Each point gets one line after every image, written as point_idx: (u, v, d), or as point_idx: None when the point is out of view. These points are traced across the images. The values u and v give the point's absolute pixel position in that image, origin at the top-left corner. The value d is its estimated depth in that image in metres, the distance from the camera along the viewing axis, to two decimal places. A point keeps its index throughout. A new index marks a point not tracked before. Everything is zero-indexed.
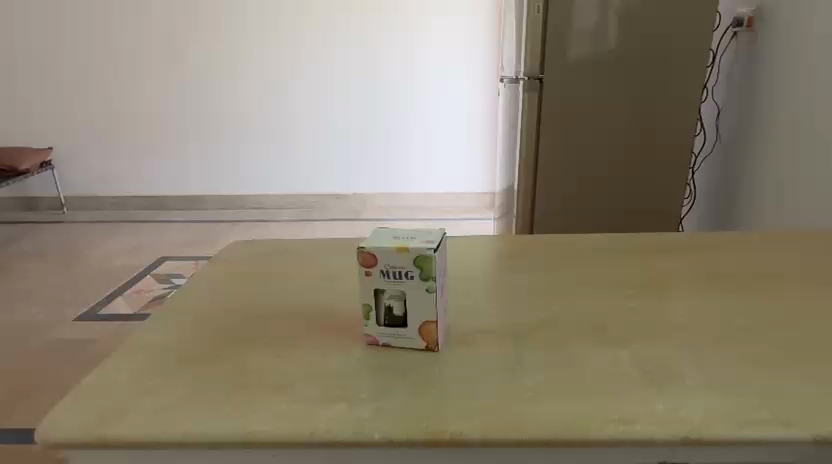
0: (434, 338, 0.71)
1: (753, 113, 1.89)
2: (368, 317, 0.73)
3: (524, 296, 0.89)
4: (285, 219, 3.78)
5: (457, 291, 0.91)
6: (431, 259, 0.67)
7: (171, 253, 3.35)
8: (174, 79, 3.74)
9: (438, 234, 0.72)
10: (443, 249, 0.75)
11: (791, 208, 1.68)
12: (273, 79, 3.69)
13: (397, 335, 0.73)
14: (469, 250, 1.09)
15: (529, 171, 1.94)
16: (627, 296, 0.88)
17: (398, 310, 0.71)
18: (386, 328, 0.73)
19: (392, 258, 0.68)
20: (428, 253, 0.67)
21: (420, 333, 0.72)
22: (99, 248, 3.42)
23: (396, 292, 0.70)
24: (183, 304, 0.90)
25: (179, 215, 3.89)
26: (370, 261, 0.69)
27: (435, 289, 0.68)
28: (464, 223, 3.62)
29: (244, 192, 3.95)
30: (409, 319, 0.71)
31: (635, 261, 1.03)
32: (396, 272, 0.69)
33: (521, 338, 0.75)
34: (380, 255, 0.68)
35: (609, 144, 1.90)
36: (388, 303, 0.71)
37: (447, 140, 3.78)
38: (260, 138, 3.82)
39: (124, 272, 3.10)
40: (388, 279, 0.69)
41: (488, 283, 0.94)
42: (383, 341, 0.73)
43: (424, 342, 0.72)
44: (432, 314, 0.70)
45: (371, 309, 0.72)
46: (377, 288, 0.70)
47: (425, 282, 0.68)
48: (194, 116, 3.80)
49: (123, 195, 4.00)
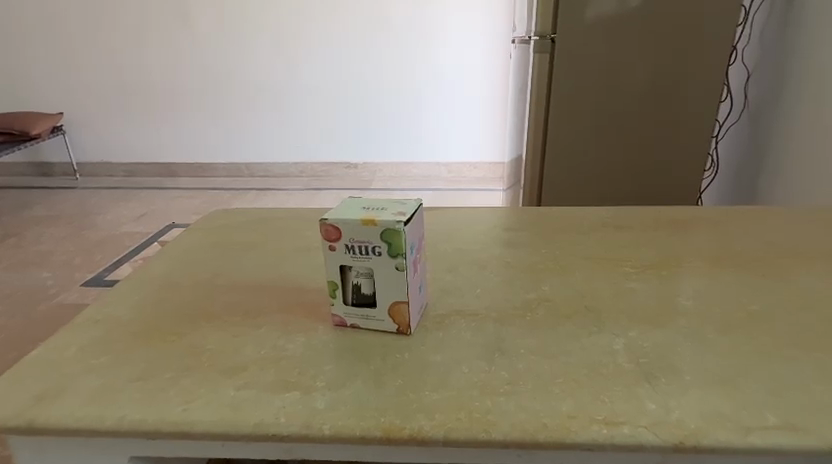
0: (406, 320, 0.65)
1: (787, 77, 1.72)
2: (334, 295, 0.66)
3: (514, 274, 0.81)
4: (294, 187, 3.73)
5: (441, 267, 0.83)
6: (401, 234, 0.59)
7: (180, 220, 3.34)
8: (179, 41, 3.63)
9: (413, 205, 0.65)
10: (420, 221, 0.67)
11: (821, 183, 1.53)
12: (280, 42, 3.57)
13: (366, 316, 0.66)
14: (460, 223, 1.01)
15: (538, 137, 1.81)
16: (630, 274, 0.80)
17: (367, 289, 0.64)
18: (354, 307, 0.66)
19: (358, 231, 0.61)
20: (397, 227, 0.59)
21: (391, 314, 0.65)
22: (110, 214, 3.43)
23: (364, 269, 0.63)
24: (149, 274, 0.84)
25: (189, 183, 3.88)
26: (334, 234, 0.62)
27: (405, 267, 0.61)
28: (475, 193, 3.53)
29: (254, 160, 3.90)
30: (378, 299, 0.64)
31: (642, 236, 0.94)
32: (363, 247, 0.61)
33: (504, 323, 0.67)
34: (344, 228, 0.61)
35: (626, 112, 1.77)
36: (355, 282, 0.64)
37: (460, 107, 3.64)
38: (268, 105, 3.74)
39: (132, 238, 3.10)
40: (354, 255, 0.62)
41: (476, 260, 0.86)
42: (351, 321, 0.67)
43: (395, 323, 0.65)
44: (404, 294, 0.63)
45: (337, 287, 0.66)
46: (343, 265, 0.63)
47: (394, 258, 0.61)
48: (203, 81, 3.72)
49: (135, 162, 3.99)
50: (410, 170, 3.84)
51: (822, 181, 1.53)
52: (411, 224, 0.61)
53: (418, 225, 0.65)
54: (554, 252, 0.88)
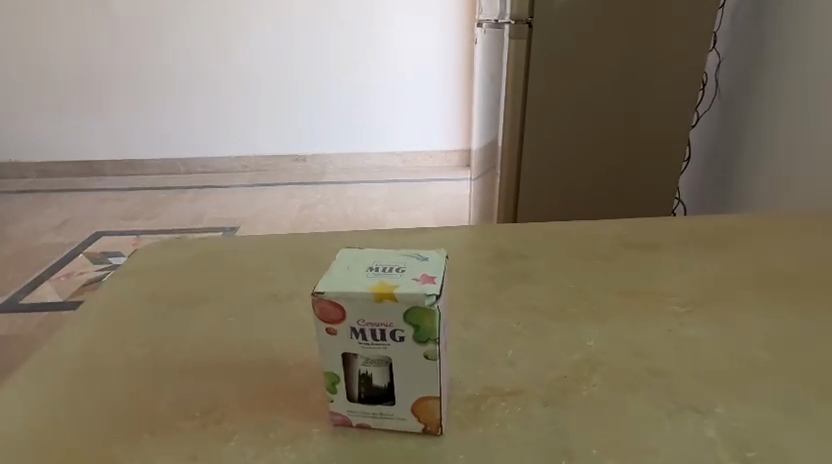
0: (435, 418, 0.48)
1: (762, 67, 1.63)
2: (333, 390, 0.48)
3: (546, 321, 0.65)
4: (237, 184, 3.42)
5: (454, 315, 0.66)
6: (432, 315, 0.42)
7: (108, 226, 2.96)
8: (97, 20, 3.22)
9: (438, 261, 0.47)
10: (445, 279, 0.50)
11: (802, 182, 1.44)
12: (214, 20, 3.23)
13: (379, 413, 0.49)
14: (463, 245, 0.84)
15: (516, 124, 1.50)
16: (680, 314, 0.66)
17: (380, 382, 0.47)
18: (362, 403, 0.48)
19: (370, 311, 0.43)
20: (428, 306, 0.42)
21: (415, 412, 0.48)
22: (23, 223, 2.99)
23: (377, 357, 0.45)
24: (62, 353, 0.61)
25: (117, 182, 3.47)
26: (335, 314, 0.44)
27: (436, 355, 0.44)
28: (433, 184, 3.36)
29: (190, 155, 3.54)
30: (397, 394, 0.47)
31: (675, 254, 0.80)
32: (377, 330, 0.44)
33: (556, 405, 0.52)
34: (350, 308, 0.43)
35: (618, 92, 1.48)
36: (363, 373, 0.47)
37: (414, 91, 3.45)
38: (204, 92, 3.39)
39: (52, 250, 2.70)
40: (364, 342, 0.45)
41: (494, 301, 0.69)
42: (358, 421, 0.49)
43: (419, 423, 0.48)
44: (434, 389, 0.46)
45: (338, 380, 0.47)
46: (347, 353, 0.46)
47: (422, 345, 0.44)
48: (128, 66, 3.32)
49: (51, 161, 3.52)
50: (363, 161, 3.60)
51: (805, 172, 1.42)
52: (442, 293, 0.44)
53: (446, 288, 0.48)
54: (583, 283, 0.73)
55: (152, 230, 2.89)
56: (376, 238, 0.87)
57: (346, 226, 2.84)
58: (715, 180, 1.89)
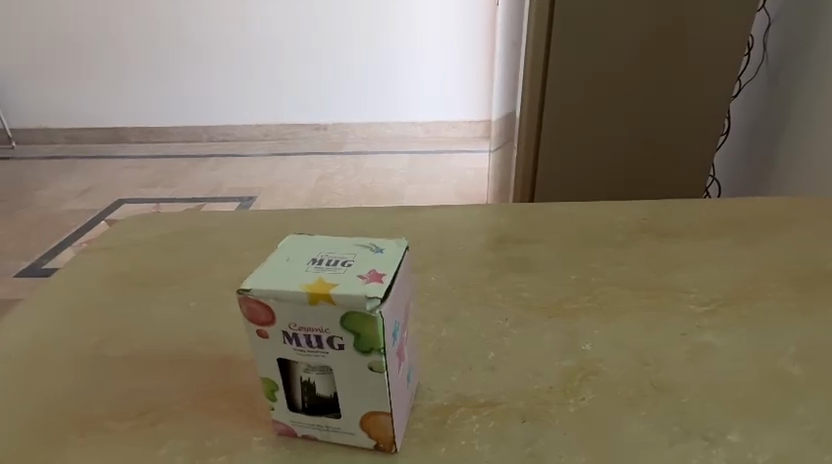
0: (388, 435, 0.42)
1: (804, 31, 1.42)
2: (273, 398, 0.42)
3: (539, 318, 0.57)
4: (257, 153, 3.39)
5: (434, 308, 0.59)
6: (374, 322, 0.36)
7: (130, 193, 2.98)
8: None
9: (395, 254, 0.40)
10: (405, 273, 0.43)
11: None
12: None
13: (325, 426, 0.43)
14: (459, 226, 0.75)
15: (536, 86, 1.29)
16: (696, 316, 0.57)
17: (323, 392, 0.41)
18: (306, 414, 0.43)
19: (303, 314, 0.37)
20: (369, 312, 0.35)
21: (364, 427, 0.42)
22: (49, 188, 3.04)
23: (317, 364, 0.39)
24: (9, 338, 0.57)
25: (140, 149, 3.49)
26: (264, 316, 0.38)
27: (382, 368, 0.38)
28: (455, 156, 3.24)
29: (211, 122, 3.51)
30: (343, 407, 0.41)
31: (699, 244, 0.70)
32: (313, 336, 0.38)
33: (537, 421, 0.45)
34: (281, 309, 0.37)
35: (660, 53, 1.25)
36: (304, 381, 0.41)
37: (439, 57, 3.30)
38: (224, 57, 3.33)
39: (76, 216, 2.74)
40: (300, 349, 0.39)
41: (483, 294, 0.61)
42: (303, 432, 0.44)
43: (370, 439, 0.42)
44: (384, 403, 0.40)
45: (276, 388, 0.42)
46: (284, 359, 0.40)
47: (365, 355, 0.38)
48: (149, 30, 3.28)
49: (77, 127, 3.55)
50: (384, 131, 3.50)
51: None
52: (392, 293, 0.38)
53: (403, 284, 0.41)
54: (588, 275, 0.64)
55: (171, 197, 2.90)
56: (364, 215, 0.79)
57: (363, 198, 2.77)
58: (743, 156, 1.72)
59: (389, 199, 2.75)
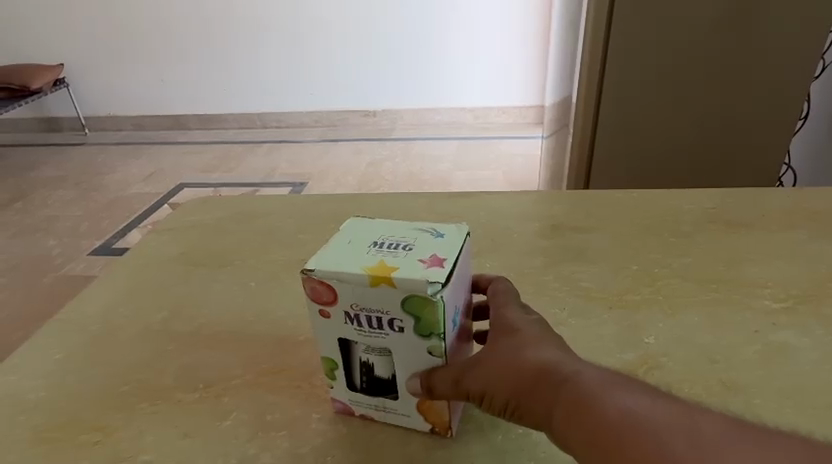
0: (444, 420, 0.42)
1: None
2: (332, 376, 0.43)
3: (598, 310, 0.55)
4: (308, 139, 3.46)
5: None
6: (435, 306, 0.36)
7: (190, 178, 3.12)
8: None
9: (456, 239, 0.39)
10: (464, 259, 0.42)
11: None
12: None
13: (382, 407, 0.43)
14: (511, 213, 0.73)
15: (596, 62, 1.23)
16: (771, 312, 0.53)
17: (382, 372, 0.42)
18: (364, 393, 0.43)
19: (365, 294, 0.37)
20: (430, 297, 0.35)
21: (421, 410, 0.42)
22: (118, 173, 3.23)
23: (376, 344, 0.40)
24: (85, 312, 0.60)
25: (199, 136, 3.65)
26: (327, 296, 0.38)
27: (442, 353, 0.39)
28: (504, 142, 3.19)
29: (264, 109, 3.62)
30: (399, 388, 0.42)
31: (775, 235, 0.65)
32: (373, 318, 0.38)
33: None
34: (343, 288, 0.37)
35: (733, 29, 1.16)
36: (364, 361, 0.42)
37: (490, 41, 3.24)
38: (278, 45, 3.41)
39: (141, 199, 2.89)
40: (362, 329, 0.39)
41: (539, 283, 0.59)
42: (360, 411, 0.44)
43: (427, 422, 0.43)
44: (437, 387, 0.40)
45: (336, 367, 0.43)
46: (345, 339, 0.41)
47: (426, 338, 0.38)
48: (208, 19, 3.40)
49: (142, 114, 3.75)
50: (432, 117, 3.49)
51: None
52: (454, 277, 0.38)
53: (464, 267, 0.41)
54: (650, 267, 0.61)
55: (228, 182, 3.01)
56: (415, 201, 0.79)
57: (413, 184, 2.77)
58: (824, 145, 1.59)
59: (437, 186, 2.74)
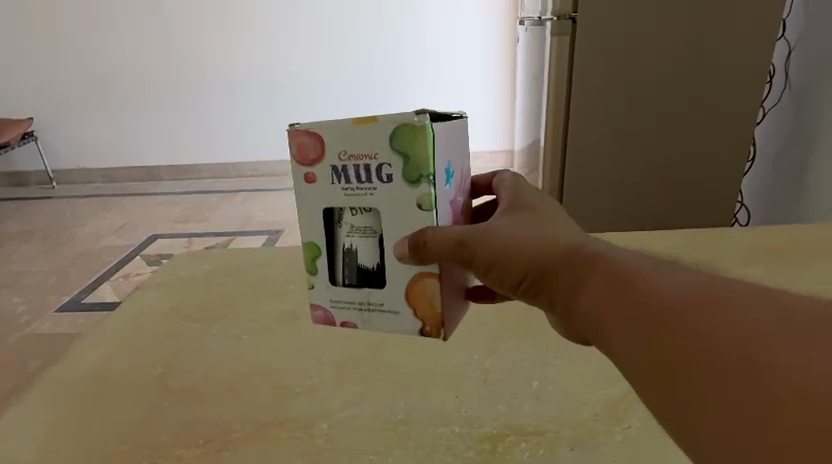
0: (429, 309, 0.49)
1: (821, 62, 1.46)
2: (320, 266, 0.50)
3: (579, 349, 0.59)
4: (284, 187, 3.50)
5: (475, 340, 0.61)
6: (419, 135, 0.44)
7: (163, 229, 3.08)
8: (157, 32, 3.42)
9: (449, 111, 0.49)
10: (462, 141, 0.51)
11: None
12: (265, 27, 3.34)
13: (367, 303, 0.50)
14: None
15: (560, 110, 1.33)
16: None
17: (366, 253, 0.50)
18: (350, 287, 0.51)
19: (353, 141, 0.46)
20: (412, 125, 0.44)
21: (409, 300, 0.49)
22: (88, 225, 3.17)
23: (360, 207, 0.48)
24: (78, 370, 0.60)
25: (172, 187, 3.63)
26: (318, 148, 0.47)
27: (428, 204, 0.46)
28: None
29: (239, 159, 3.64)
30: (386, 274, 0.49)
31: (737, 272, 0.70)
32: (359, 167, 0.46)
33: (585, 448, 0.47)
34: (337, 137, 0.46)
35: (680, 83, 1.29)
36: (350, 240, 0.50)
37: (460, 92, 3.41)
38: (253, 97, 3.50)
39: (113, 252, 2.83)
40: (351, 189, 0.48)
41: (523, 325, 0.63)
42: (343, 317, 0.51)
43: (416, 314, 0.49)
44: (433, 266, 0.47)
45: (321, 254, 0.50)
46: (331, 208, 0.49)
47: (413, 183, 0.46)
48: (184, 74, 3.49)
49: (114, 167, 3.73)
50: None
51: None
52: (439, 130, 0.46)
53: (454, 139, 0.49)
54: None
55: (203, 232, 2.98)
56: None
57: None
58: (773, 185, 1.71)
59: None
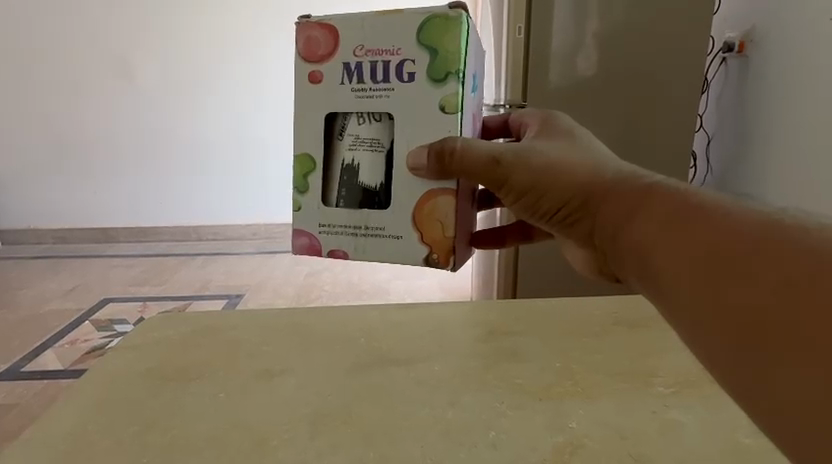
0: (429, 230, 0.70)
1: None
2: (313, 176, 0.73)
3: (530, 402, 0.66)
4: (246, 252, 3.69)
5: (438, 396, 0.67)
6: (440, 31, 0.66)
7: (116, 293, 3.00)
8: (146, 117, 3.99)
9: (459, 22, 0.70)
10: (473, 63, 0.73)
11: None
12: (243, 117, 4.00)
13: (364, 227, 0.72)
14: (451, 321, 0.85)
15: None
16: (665, 396, 0.66)
17: (364, 173, 0.72)
18: (344, 205, 0.73)
19: (369, 38, 0.69)
20: (429, 19, 0.66)
21: (417, 227, 0.71)
22: (35, 288, 3.06)
23: (368, 113, 0.70)
24: (54, 430, 0.62)
25: (133, 250, 3.78)
26: (330, 38, 0.70)
27: (450, 106, 0.67)
28: None
29: (210, 224, 4.12)
30: (391, 198, 0.71)
31: (661, 331, 0.81)
32: (379, 63, 0.68)
33: None
34: (367, 29, 0.69)
35: None
36: (352, 156, 0.72)
37: None
38: (229, 174, 4.07)
39: (60, 316, 2.71)
40: (374, 83, 0.69)
41: (482, 381, 0.69)
42: (342, 241, 0.73)
43: (418, 233, 0.71)
44: (448, 185, 0.69)
45: (314, 167, 0.73)
46: (334, 112, 0.71)
47: (434, 79, 0.67)
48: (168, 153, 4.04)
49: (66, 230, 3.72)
50: None
51: None
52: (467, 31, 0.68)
53: (474, 56, 0.72)
54: (570, 363, 0.73)
55: (159, 296, 2.93)
56: (367, 312, 0.89)
57: (351, 294, 2.84)
58: None
59: (375, 294, 2.83)
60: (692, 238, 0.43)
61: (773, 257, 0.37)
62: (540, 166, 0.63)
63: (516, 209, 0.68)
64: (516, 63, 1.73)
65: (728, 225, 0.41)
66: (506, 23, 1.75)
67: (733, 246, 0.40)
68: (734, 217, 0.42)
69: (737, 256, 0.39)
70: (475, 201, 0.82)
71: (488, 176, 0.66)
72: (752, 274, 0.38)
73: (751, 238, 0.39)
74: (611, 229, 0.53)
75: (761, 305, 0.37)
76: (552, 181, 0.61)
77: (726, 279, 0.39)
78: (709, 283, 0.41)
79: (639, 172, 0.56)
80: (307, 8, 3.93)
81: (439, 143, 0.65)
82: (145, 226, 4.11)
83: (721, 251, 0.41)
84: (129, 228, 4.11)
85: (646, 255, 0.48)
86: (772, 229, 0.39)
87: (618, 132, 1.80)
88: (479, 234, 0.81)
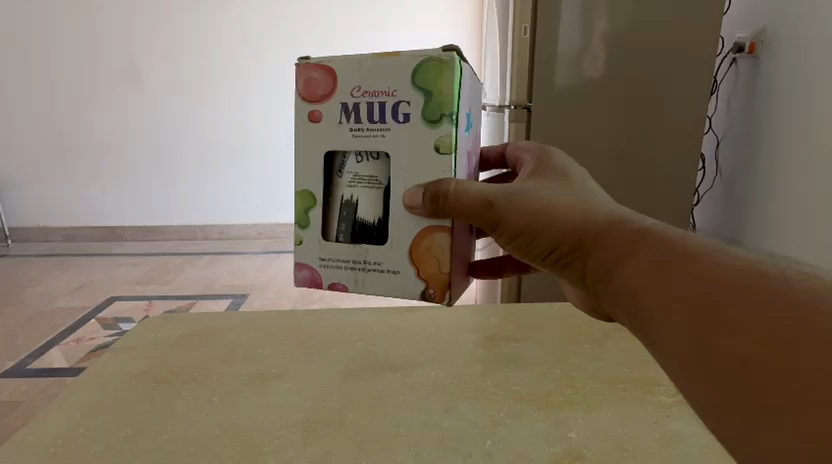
0: (423, 265, 0.67)
1: None
2: (313, 213, 0.70)
3: (527, 409, 0.64)
4: (252, 252, 3.71)
5: (433, 404, 0.65)
6: (436, 72, 0.62)
7: (122, 291, 3.01)
8: (154, 119, 4.00)
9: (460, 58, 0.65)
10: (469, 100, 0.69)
11: None
12: (251, 120, 4.01)
13: (363, 262, 0.69)
14: (448, 327, 0.84)
15: None
16: (666, 405, 0.65)
17: (363, 208, 0.68)
18: (344, 242, 0.70)
19: (367, 78, 0.65)
20: (427, 61, 0.62)
21: (414, 263, 0.67)
22: (42, 286, 3.08)
23: (366, 151, 0.67)
24: (45, 432, 0.61)
25: (138, 249, 3.82)
26: (328, 79, 0.66)
27: (445, 148, 0.63)
28: None
29: (214, 224, 4.14)
30: (390, 233, 0.67)
31: None
32: (375, 104, 0.65)
33: None
34: (364, 69, 0.65)
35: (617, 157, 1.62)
36: (350, 192, 0.68)
37: None
38: (237, 176, 4.09)
39: (65, 314, 2.72)
40: (369, 125, 0.65)
41: (479, 388, 0.68)
42: (342, 276, 0.70)
43: (414, 267, 0.67)
44: (444, 222, 0.65)
45: (314, 203, 0.70)
46: (333, 150, 0.68)
47: (429, 121, 0.63)
48: (173, 154, 4.07)
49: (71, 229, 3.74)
50: None
51: None
52: (461, 72, 0.64)
53: (468, 95, 0.68)
54: (570, 370, 0.72)
55: (164, 295, 2.94)
56: (363, 316, 0.87)
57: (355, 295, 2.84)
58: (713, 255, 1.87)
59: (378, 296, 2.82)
60: (677, 285, 0.42)
61: (759, 304, 0.36)
62: (533, 208, 0.60)
63: (509, 249, 0.65)
64: (522, 64, 1.71)
65: (708, 273, 0.40)
66: (512, 22, 1.72)
67: (722, 295, 0.38)
68: (723, 267, 0.40)
69: (722, 304, 0.38)
70: (475, 229, 0.80)
71: (481, 217, 0.63)
72: (738, 321, 0.37)
73: (736, 286, 0.38)
74: (604, 272, 0.51)
75: (747, 353, 0.35)
76: (546, 222, 0.59)
77: (712, 327, 0.38)
78: (695, 333, 0.39)
79: (630, 214, 0.55)
80: (318, 11, 3.91)
81: (434, 185, 0.62)
82: (152, 224, 4.14)
83: (705, 299, 0.39)
84: (136, 227, 4.14)
85: (635, 300, 0.46)
86: (754, 276, 0.38)
87: (624, 134, 1.77)
88: (477, 264, 0.79)
